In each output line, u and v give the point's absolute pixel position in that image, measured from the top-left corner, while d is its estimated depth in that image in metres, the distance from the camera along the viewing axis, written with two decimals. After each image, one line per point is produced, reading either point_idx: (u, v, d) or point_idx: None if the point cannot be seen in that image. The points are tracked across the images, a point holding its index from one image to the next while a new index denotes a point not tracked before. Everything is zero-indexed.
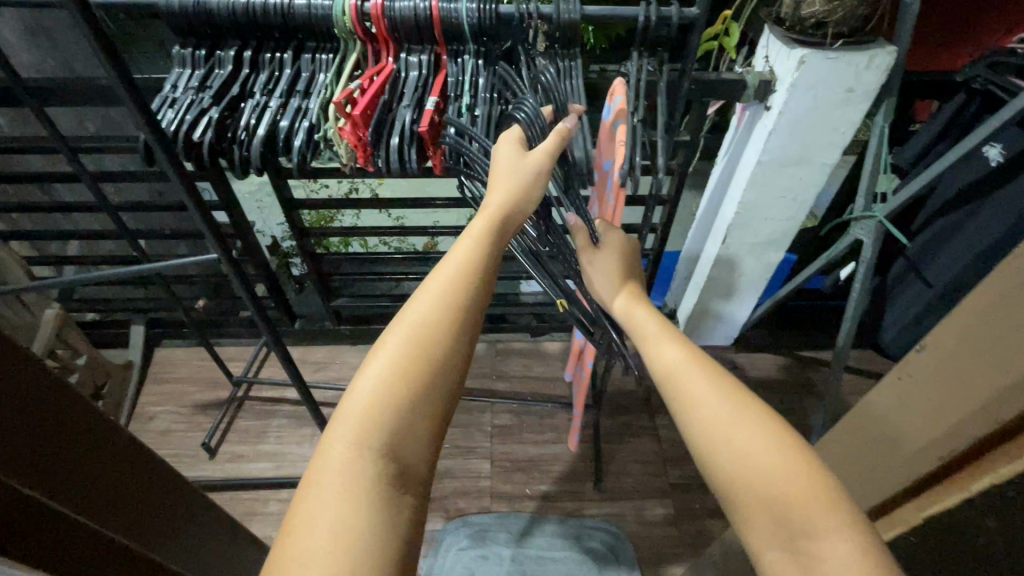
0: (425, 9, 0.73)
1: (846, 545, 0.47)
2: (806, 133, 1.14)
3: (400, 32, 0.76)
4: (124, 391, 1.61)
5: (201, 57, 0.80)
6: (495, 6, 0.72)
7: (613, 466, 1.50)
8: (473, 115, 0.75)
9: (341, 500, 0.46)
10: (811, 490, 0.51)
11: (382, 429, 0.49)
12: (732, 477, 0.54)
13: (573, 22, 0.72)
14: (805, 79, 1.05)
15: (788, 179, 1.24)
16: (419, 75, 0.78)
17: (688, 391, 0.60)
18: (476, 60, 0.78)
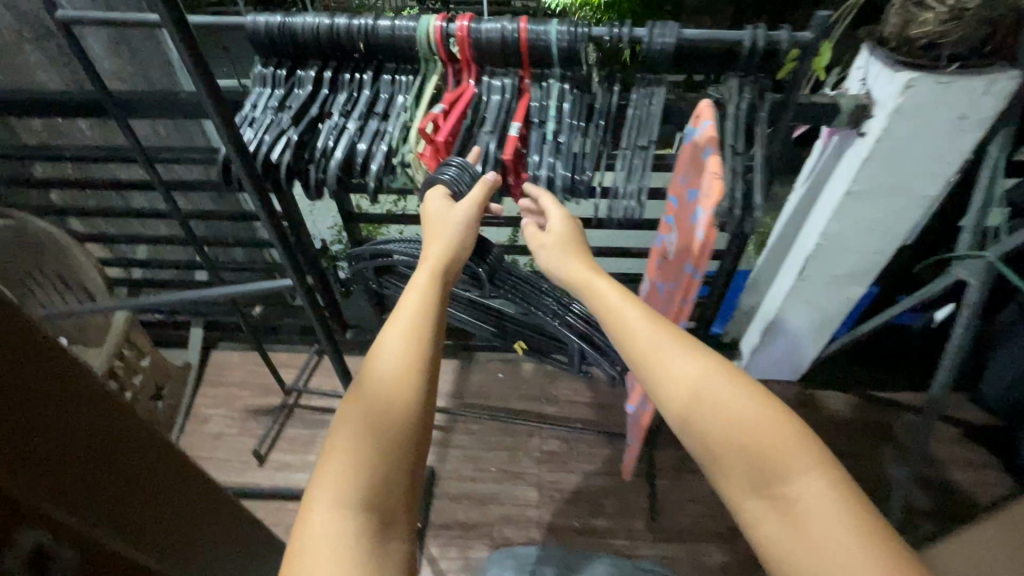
0: (513, 33, 0.70)
1: (832, 493, 0.50)
2: (906, 162, 1.04)
3: (483, 54, 0.73)
4: (182, 392, 1.65)
5: (282, 75, 0.80)
6: (587, 29, 0.68)
7: (667, 505, 1.42)
8: (557, 143, 0.72)
9: (346, 491, 0.51)
10: (796, 447, 0.53)
11: (379, 424, 0.55)
12: (708, 436, 0.57)
13: (671, 46, 0.67)
14: (910, 105, 0.96)
15: (880, 209, 1.14)
16: (501, 99, 0.75)
17: (668, 360, 0.63)
18: (562, 83, 0.74)
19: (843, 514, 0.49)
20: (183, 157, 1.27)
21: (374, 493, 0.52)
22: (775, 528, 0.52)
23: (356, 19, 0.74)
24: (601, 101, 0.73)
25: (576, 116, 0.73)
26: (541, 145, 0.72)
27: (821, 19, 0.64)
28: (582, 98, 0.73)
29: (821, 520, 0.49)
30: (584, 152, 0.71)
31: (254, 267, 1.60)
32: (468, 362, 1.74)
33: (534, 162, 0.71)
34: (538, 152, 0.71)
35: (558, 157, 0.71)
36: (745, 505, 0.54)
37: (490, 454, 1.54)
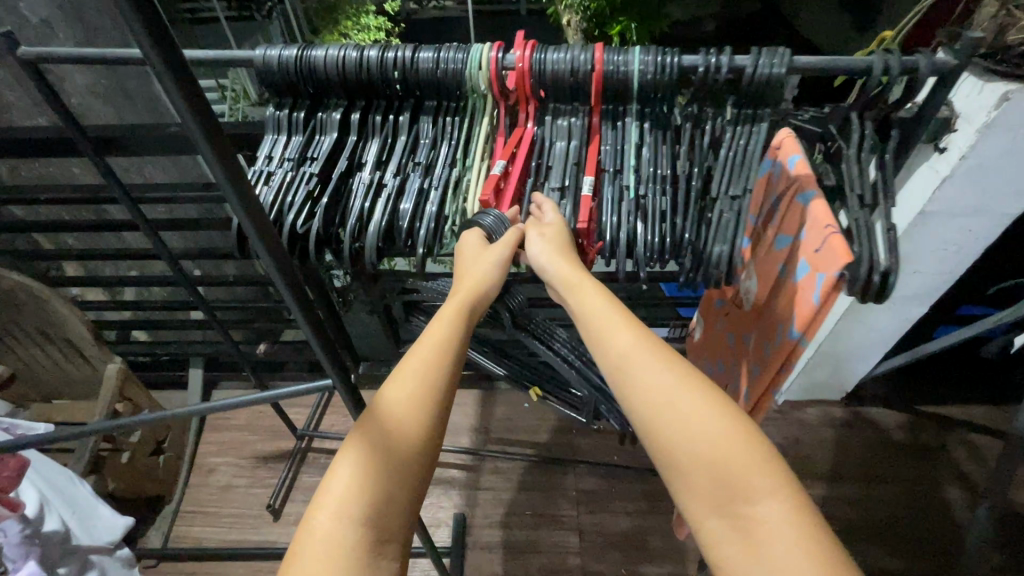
0: (587, 66, 0.62)
1: (790, 523, 0.43)
2: (990, 181, 0.94)
3: (549, 91, 0.65)
4: (185, 441, 1.50)
5: (300, 119, 0.70)
6: (672, 58, 0.61)
7: None
8: (638, 198, 0.63)
9: (343, 514, 0.45)
10: (761, 464, 0.45)
11: (390, 452, 0.48)
12: (672, 446, 0.47)
13: (775, 75, 0.59)
14: (1004, 120, 0.84)
15: (953, 230, 1.04)
16: (569, 144, 0.67)
17: (635, 358, 0.51)
18: (640, 122, 0.67)
19: (805, 548, 0.41)
20: (174, 195, 1.14)
21: (373, 516, 0.46)
22: (726, 551, 0.44)
23: (389, 50, 0.65)
24: (684, 141, 0.66)
25: (658, 161, 0.65)
26: (619, 199, 0.63)
27: (967, 41, 0.55)
28: (663, 139, 0.66)
29: (778, 549, 0.42)
30: (671, 206, 0.63)
31: (257, 304, 1.46)
32: (491, 392, 1.62)
33: (612, 221, 0.62)
34: (616, 210, 0.63)
35: (640, 213, 0.63)
36: (700, 523, 0.46)
37: (524, 496, 1.43)
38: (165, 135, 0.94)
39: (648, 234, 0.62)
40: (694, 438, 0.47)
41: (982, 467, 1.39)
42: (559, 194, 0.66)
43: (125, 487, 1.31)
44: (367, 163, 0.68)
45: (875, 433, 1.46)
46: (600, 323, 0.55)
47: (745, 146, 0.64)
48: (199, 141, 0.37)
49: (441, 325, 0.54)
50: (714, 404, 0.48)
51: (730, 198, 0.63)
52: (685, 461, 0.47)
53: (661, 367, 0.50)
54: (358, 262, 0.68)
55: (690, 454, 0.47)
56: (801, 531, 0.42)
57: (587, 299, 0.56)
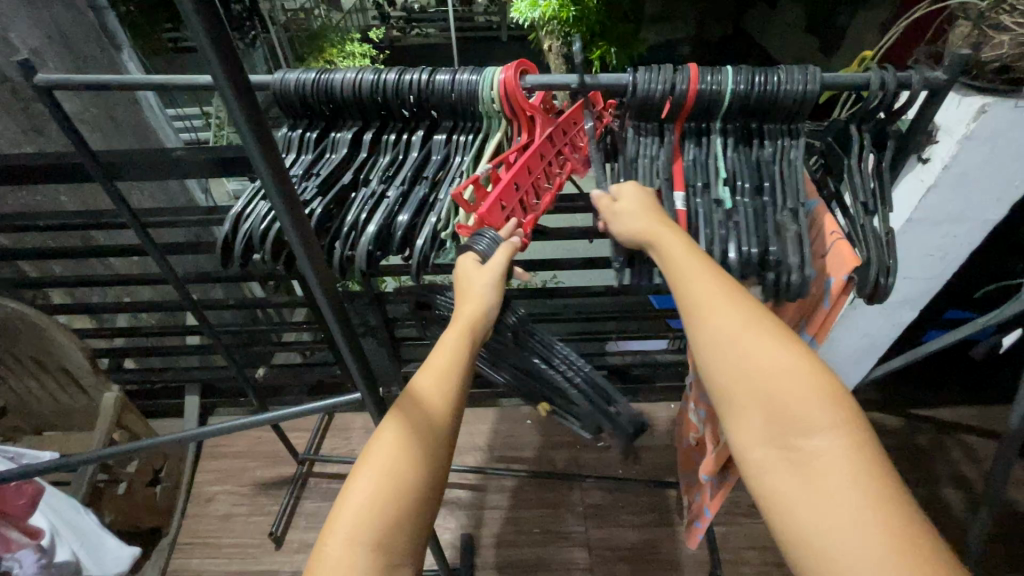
0: (682, 87, 0.61)
1: (848, 460, 0.43)
2: (970, 188, 0.99)
3: (635, 109, 0.63)
4: (182, 471, 1.48)
5: (313, 139, 0.72)
6: (766, 79, 0.60)
7: (728, 557, 1.32)
8: (729, 210, 0.61)
9: (360, 528, 0.45)
10: (820, 400, 0.46)
11: (417, 447, 0.48)
12: (762, 419, 0.47)
13: (811, 88, 0.59)
14: (983, 131, 0.90)
15: (940, 236, 1.08)
16: (652, 162, 0.64)
17: (748, 327, 0.49)
18: (724, 138, 0.64)
19: (861, 484, 0.42)
20: (175, 218, 1.13)
21: (388, 537, 0.46)
22: (780, 481, 0.45)
23: (406, 74, 0.67)
24: (763, 156, 0.63)
25: (744, 174, 0.62)
26: (713, 210, 0.61)
27: (955, 58, 0.60)
28: (752, 153, 0.64)
29: (839, 483, 0.42)
30: (762, 217, 0.60)
31: (254, 327, 1.45)
32: (493, 410, 1.62)
33: (707, 234, 0.60)
34: (709, 222, 0.60)
35: (731, 226, 0.60)
36: (751, 453, 0.48)
37: (531, 513, 1.42)
38: (168, 158, 0.94)
39: (748, 244, 0.59)
40: (786, 416, 0.46)
41: (977, 467, 1.42)
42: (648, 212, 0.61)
43: (120, 518, 1.28)
44: (371, 178, 0.69)
45: (873, 437, 1.49)
46: (681, 266, 0.54)
47: (801, 160, 0.62)
48: (250, 145, 0.38)
49: (446, 348, 0.54)
50: (792, 353, 0.48)
51: (790, 211, 0.60)
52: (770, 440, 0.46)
53: (732, 307, 0.50)
54: (348, 272, 0.67)
55: (784, 430, 0.46)
56: (855, 468, 0.42)
57: (694, 270, 0.53)
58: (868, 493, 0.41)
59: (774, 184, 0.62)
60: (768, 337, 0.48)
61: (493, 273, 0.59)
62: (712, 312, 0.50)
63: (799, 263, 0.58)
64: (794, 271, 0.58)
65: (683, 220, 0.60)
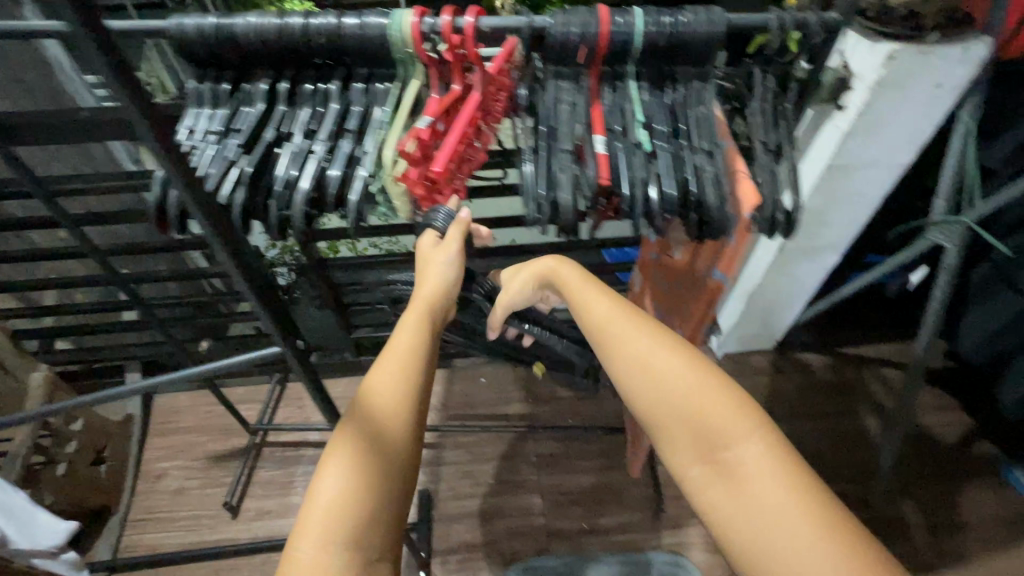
0: (592, 31, 0.60)
1: (766, 461, 0.47)
2: (882, 134, 1.04)
3: (552, 54, 0.63)
4: (128, 449, 1.45)
5: (225, 91, 0.67)
6: (672, 20, 0.60)
7: (673, 493, 1.41)
8: (652, 153, 0.61)
9: (333, 529, 0.45)
10: (733, 408, 0.49)
11: (380, 442, 0.49)
12: (676, 428, 0.51)
13: (715, 31, 0.60)
14: (892, 77, 0.94)
15: (858, 181, 1.14)
16: (572, 107, 0.64)
17: (654, 343, 0.53)
18: (639, 84, 0.65)
19: (782, 481, 0.46)
20: (91, 185, 1.07)
21: (361, 535, 0.46)
22: (715, 494, 0.48)
23: (314, 18, 0.63)
24: (675, 100, 0.64)
25: (660, 118, 0.63)
26: (633, 153, 0.60)
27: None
28: (666, 97, 0.64)
29: (761, 483, 0.46)
30: (682, 159, 0.61)
31: (193, 299, 1.40)
32: (449, 372, 1.65)
33: (631, 177, 0.59)
34: (632, 165, 0.60)
35: (654, 170, 0.60)
36: (685, 465, 0.50)
37: (487, 466, 1.47)
38: (72, 118, 0.87)
39: (670, 186, 0.59)
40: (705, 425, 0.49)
41: (893, 398, 1.55)
42: (572, 158, 0.61)
43: (62, 498, 1.25)
44: (295, 133, 0.65)
45: (803, 376, 1.59)
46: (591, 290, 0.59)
47: (712, 102, 0.64)
48: None
49: (403, 336, 0.54)
50: (693, 360, 0.52)
51: (706, 153, 0.61)
52: (691, 450, 0.50)
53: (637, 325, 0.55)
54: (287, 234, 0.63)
55: (706, 440, 0.49)
56: (772, 472, 0.46)
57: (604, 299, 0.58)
58: (791, 494, 0.45)
59: (692, 128, 0.62)
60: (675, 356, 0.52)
61: (450, 250, 0.59)
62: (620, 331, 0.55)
63: (716, 202, 0.59)
64: (714, 211, 0.59)
65: (606, 163, 0.59)
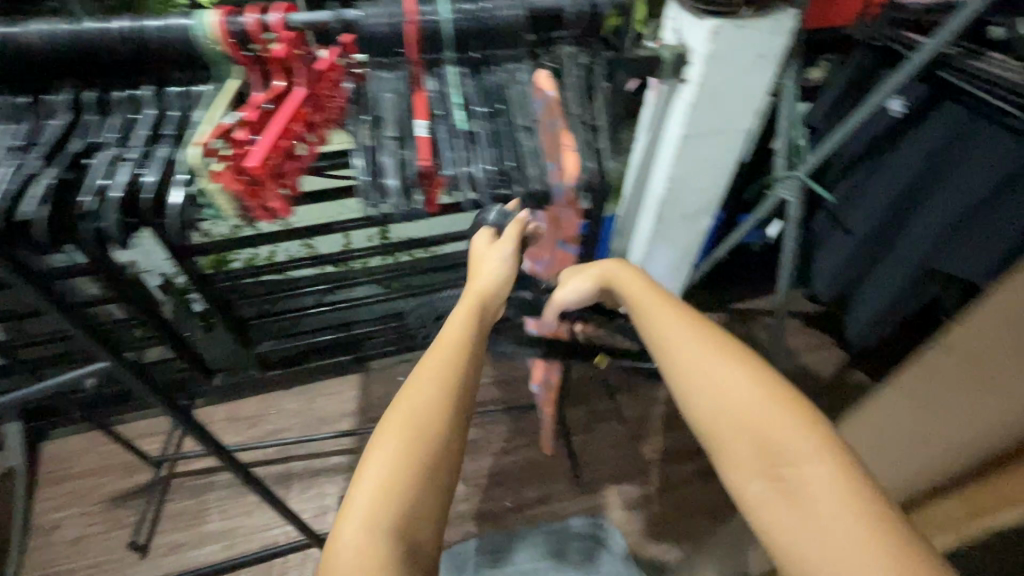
0: (399, 20, 0.64)
1: (836, 483, 0.41)
2: (722, 102, 1.14)
3: (368, 46, 0.66)
4: (12, 505, 1.33)
5: (25, 107, 0.64)
6: (473, 8, 0.65)
7: (588, 459, 1.48)
8: (471, 133, 0.65)
9: (375, 519, 0.43)
10: (794, 422, 0.45)
11: (423, 432, 0.47)
12: (718, 438, 0.47)
13: (515, 17, 0.65)
14: (718, 50, 1.04)
15: (711, 147, 1.24)
16: (394, 96, 0.66)
17: (700, 351, 0.50)
18: (457, 68, 0.68)
19: (851, 505, 0.40)
20: None
21: (405, 520, 0.44)
22: (778, 513, 0.42)
23: (111, 24, 0.63)
24: (492, 83, 0.68)
25: (477, 100, 0.67)
26: (452, 135, 0.64)
27: None
28: (482, 81, 0.68)
29: (830, 505, 0.40)
30: (500, 136, 0.65)
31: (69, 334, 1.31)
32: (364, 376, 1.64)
33: (451, 156, 0.62)
34: (452, 146, 0.63)
35: (474, 149, 0.64)
36: (744, 485, 0.45)
37: None
38: None
39: (489, 162, 0.62)
40: (763, 439, 0.45)
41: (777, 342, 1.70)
42: (395, 143, 0.63)
43: None
44: (106, 142, 0.63)
45: None
46: (642, 303, 0.58)
47: (527, 81, 0.68)
48: None
49: (456, 323, 0.57)
50: (751, 370, 0.48)
51: (525, 129, 0.65)
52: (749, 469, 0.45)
53: (687, 331, 0.52)
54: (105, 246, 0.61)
55: (765, 455, 0.44)
56: (842, 484, 0.41)
57: (659, 314, 0.55)
58: (862, 516, 0.39)
59: (508, 106, 0.66)
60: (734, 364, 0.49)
61: (505, 247, 0.68)
62: (672, 342, 0.52)
63: (536, 173, 0.62)
64: (533, 181, 0.63)
65: (427, 146, 0.62)
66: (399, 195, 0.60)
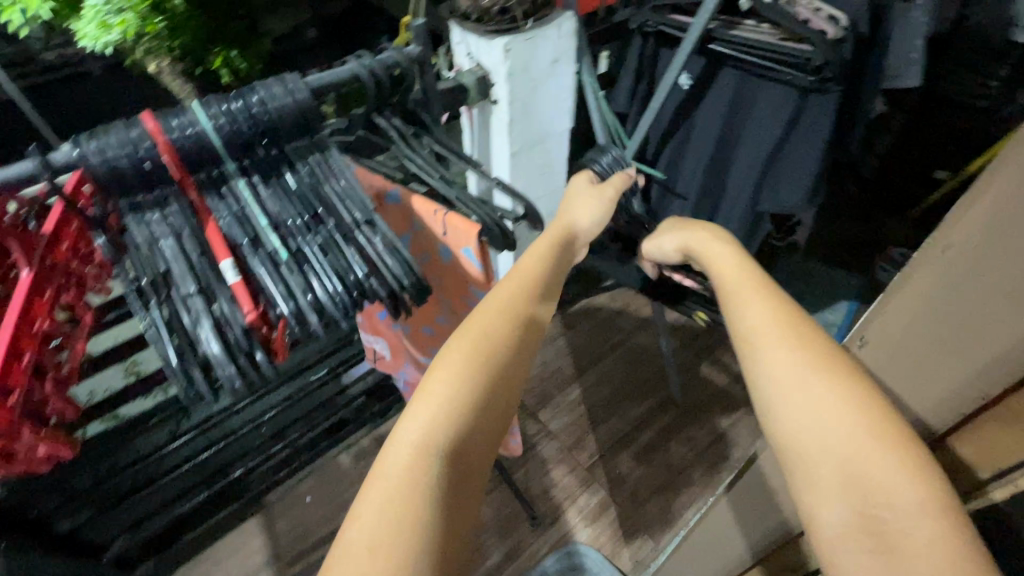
0: (146, 149, 0.48)
1: (906, 476, 0.34)
2: (535, 111, 1.13)
3: (109, 188, 0.48)
4: None
5: None
6: (243, 105, 0.51)
7: (537, 492, 1.41)
8: (295, 254, 0.52)
9: (426, 444, 0.40)
10: (873, 431, 0.37)
11: (487, 362, 0.44)
12: (790, 431, 0.40)
13: (299, 101, 0.53)
14: (515, 66, 1.01)
15: (540, 155, 1.23)
16: (177, 239, 0.50)
17: (779, 320, 0.44)
18: (248, 179, 0.54)
19: (912, 497, 0.34)
20: None
21: (463, 444, 0.42)
22: (847, 546, 0.35)
23: None
24: (301, 181, 0.55)
25: (288, 211, 0.53)
26: (274, 265, 0.51)
27: (416, 31, 0.61)
28: (287, 181, 0.55)
29: (892, 491, 0.35)
30: (333, 244, 0.54)
31: None
32: (264, 515, 1.35)
33: (283, 290, 0.50)
34: (279, 277, 0.50)
35: (307, 272, 0.52)
36: (823, 506, 0.37)
37: None
38: None
39: (331, 282, 0.52)
40: (825, 422, 0.38)
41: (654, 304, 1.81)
42: (200, 299, 0.49)
43: None
44: None
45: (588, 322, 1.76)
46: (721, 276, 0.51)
47: (344, 164, 0.57)
48: None
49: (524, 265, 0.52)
50: (826, 374, 0.40)
51: (361, 225, 0.55)
52: (807, 449, 0.39)
53: (761, 302, 0.46)
54: None
55: (817, 436, 0.39)
56: (947, 552, 0.31)
57: (747, 307, 0.46)
58: (939, 519, 0.33)
59: (330, 207, 0.55)
60: (833, 380, 0.39)
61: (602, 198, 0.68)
62: (741, 306, 0.47)
63: (390, 279, 0.54)
64: (393, 282, 0.54)
65: (248, 293, 0.49)
66: (228, 363, 0.48)
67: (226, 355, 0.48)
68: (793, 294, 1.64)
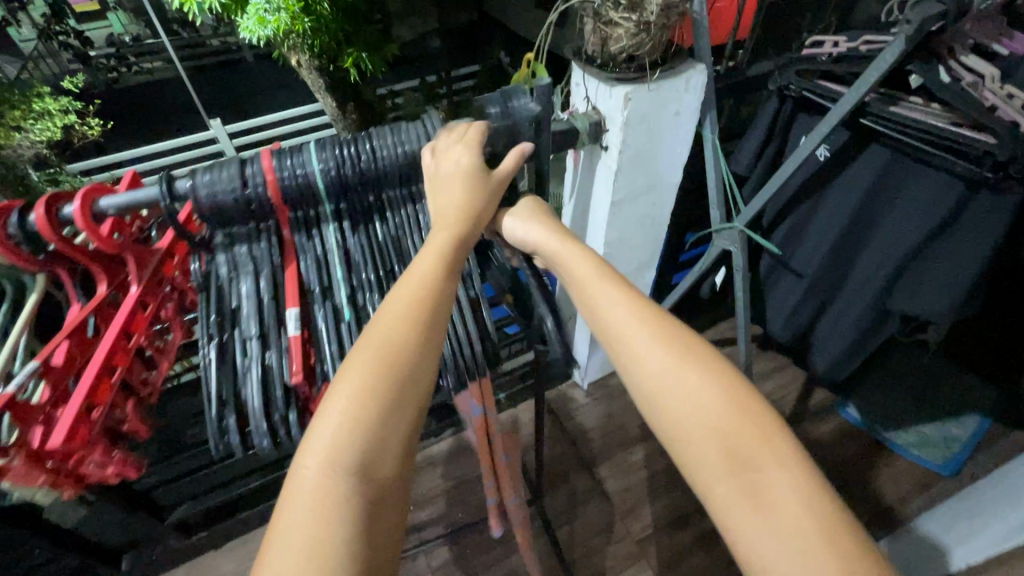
0: (254, 187, 0.48)
1: (796, 480, 0.37)
2: (645, 162, 1.07)
3: (210, 218, 0.49)
4: None
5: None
6: (354, 152, 0.50)
7: (579, 554, 1.33)
8: (353, 315, 0.52)
9: (338, 451, 0.36)
10: (750, 425, 0.39)
11: (390, 354, 0.39)
12: (684, 435, 0.40)
13: (409, 155, 0.51)
14: (634, 115, 0.95)
15: (644, 206, 1.17)
16: (267, 278, 0.52)
17: (640, 339, 0.43)
18: (339, 224, 0.54)
19: (803, 496, 0.36)
20: None
21: (378, 446, 0.37)
22: (747, 530, 0.36)
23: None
24: (383, 234, 0.55)
25: (366, 264, 0.53)
26: (333, 325, 0.52)
27: (539, 88, 0.58)
28: (371, 233, 0.54)
29: (784, 494, 0.36)
30: None
31: None
32: None
33: (334, 352, 0.50)
34: (336, 338, 0.51)
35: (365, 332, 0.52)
36: (710, 489, 0.38)
37: None
38: None
39: None
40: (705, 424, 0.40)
41: None
42: (262, 346, 0.50)
43: None
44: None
45: None
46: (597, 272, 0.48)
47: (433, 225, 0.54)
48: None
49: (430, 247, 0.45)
50: (709, 373, 0.41)
51: None
52: (703, 454, 0.39)
53: (629, 307, 0.45)
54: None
55: (702, 437, 0.39)
56: (812, 504, 0.36)
57: (612, 303, 0.46)
58: (820, 508, 0.36)
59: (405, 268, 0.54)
60: (708, 372, 0.41)
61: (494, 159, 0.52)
62: (615, 321, 0.45)
63: None
64: None
65: (301, 350, 0.49)
66: (262, 420, 0.48)
67: (263, 408, 0.49)
68: (911, 396, 1.42)
